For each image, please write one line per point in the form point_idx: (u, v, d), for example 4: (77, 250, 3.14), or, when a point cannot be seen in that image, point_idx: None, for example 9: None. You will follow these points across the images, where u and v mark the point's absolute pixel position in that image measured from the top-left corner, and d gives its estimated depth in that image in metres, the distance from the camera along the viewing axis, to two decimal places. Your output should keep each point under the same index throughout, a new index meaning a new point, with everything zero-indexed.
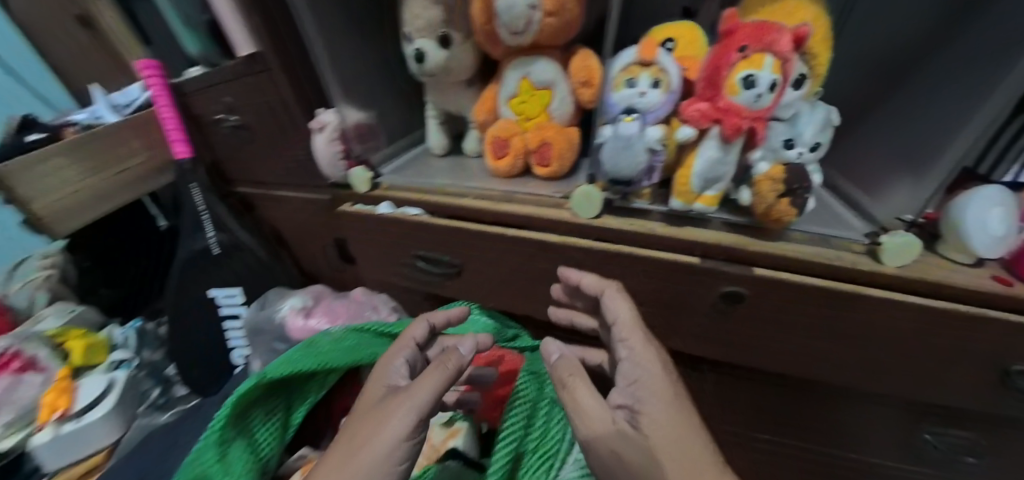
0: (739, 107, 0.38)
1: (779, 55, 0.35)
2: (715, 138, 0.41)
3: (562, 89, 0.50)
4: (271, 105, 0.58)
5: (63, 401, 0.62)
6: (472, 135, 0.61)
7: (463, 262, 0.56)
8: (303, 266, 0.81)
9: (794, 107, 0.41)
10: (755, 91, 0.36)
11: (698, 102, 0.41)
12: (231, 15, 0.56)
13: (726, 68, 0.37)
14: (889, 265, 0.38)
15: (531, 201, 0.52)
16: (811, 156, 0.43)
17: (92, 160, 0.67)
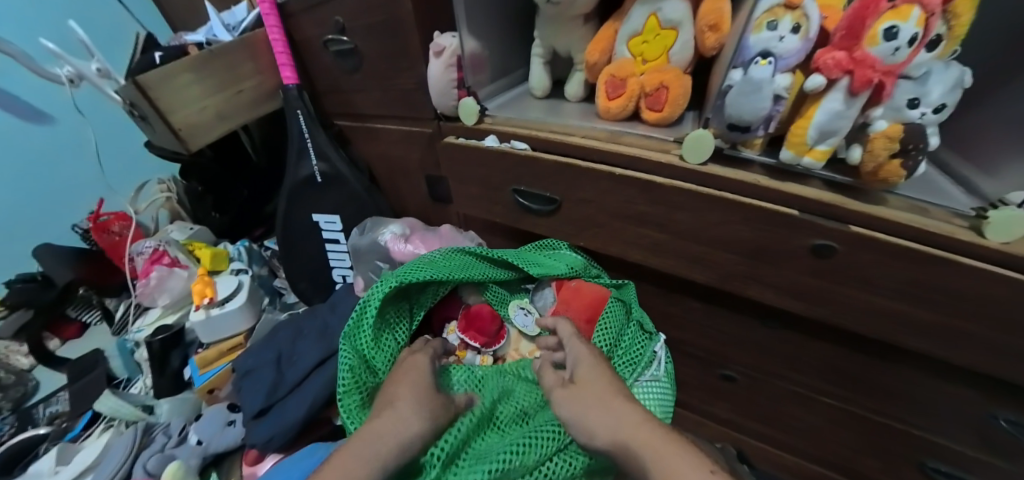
0: (872, 58, 0.38)
1: (929, 8, 0.35)
2: (841, 90, 0.42)
3: (687, 30, 0.52)
4: (388, 33, 0.62)
5: (209, 290, 0.78)
6: (575, 78, 0.64)
7: (560, 198, 0.61)
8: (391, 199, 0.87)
9: (925, 66, 0.39)
10: (893, 45, 0.37)
11: (833, 51, 0.41)
12: None
13: (872, 16, 0.37)
14: (991, 240, 0.35)
15: (639, 144, 0.55)
16: (931, 119, 0.40)
17: (214, 75, 0.72)
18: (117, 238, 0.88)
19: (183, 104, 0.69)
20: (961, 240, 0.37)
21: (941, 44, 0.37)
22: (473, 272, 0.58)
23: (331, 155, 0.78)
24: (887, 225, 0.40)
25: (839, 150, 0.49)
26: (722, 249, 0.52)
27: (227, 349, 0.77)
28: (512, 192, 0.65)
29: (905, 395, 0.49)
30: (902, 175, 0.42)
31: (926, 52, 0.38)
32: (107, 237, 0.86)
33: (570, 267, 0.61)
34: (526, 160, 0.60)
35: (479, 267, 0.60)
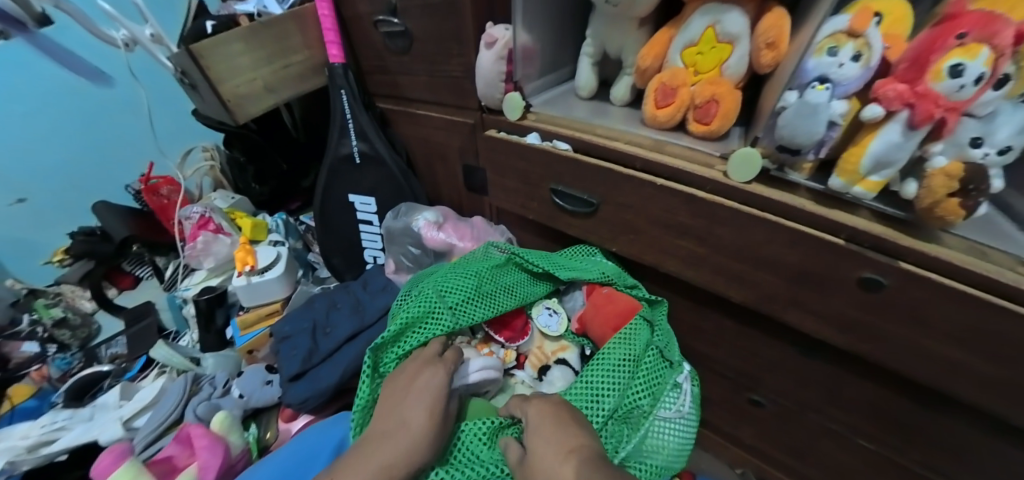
0: (937, 93, 0.37)
1: (999, 49, 0.34)
2: (900, 121, 0.41)
3: (744, 45, 0.51)
4: (441, 22, 0.62)
5: (251, 259, 0.82)
6: (623, 82, 0.63)
7: (600, 202, 0.61)
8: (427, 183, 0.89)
9: (994, 104, 0.37)
10: (958, 82, 0.36)
11: (895, 83, 0.40)
12: None
13: (938, 52, 0.37)
14: None
15: (686, 156, 0.55)
16: (996, 159, 0.38)
17: (265, 46, 0.73)
18: (165, 201, 0.93)
19: (231, 74, 0.71)
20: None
21: (1010, 83, 0.36)
22: (511, 294, 0.63)
23: (371, 136, 0.80)
24: (938, 264, 0.40)
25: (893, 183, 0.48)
26: (765, 270, 0.53)
27: (266, 315, 0.81)
28: (551, 191, 0.66)
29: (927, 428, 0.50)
30: (961, 215, 0.40)
31: (993, 91, 0.36)
32: (156, 199, 0.92)
33: (603, 273, 0.62)
34: (569, 161, 0.60)
35: (513, 285, 0.64)
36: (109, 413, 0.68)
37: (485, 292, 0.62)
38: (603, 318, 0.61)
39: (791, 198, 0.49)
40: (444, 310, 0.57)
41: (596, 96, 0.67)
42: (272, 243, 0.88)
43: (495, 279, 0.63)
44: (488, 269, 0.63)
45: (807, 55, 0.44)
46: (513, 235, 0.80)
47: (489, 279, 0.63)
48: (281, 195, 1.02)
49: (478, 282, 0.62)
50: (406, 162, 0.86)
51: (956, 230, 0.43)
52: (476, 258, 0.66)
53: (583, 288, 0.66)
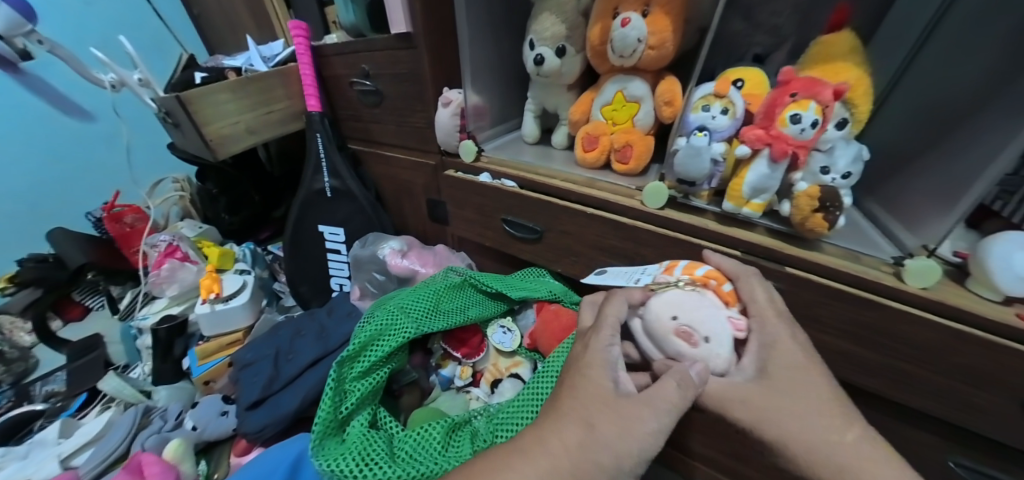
0: (787, 136, 0.48)
1: (822, 102, 0.46)
2: (765, 158, 0.51)
3: (647, 104, 0.65)
4: (408, 80, 0.74)
5: (217, 287, 0.85)
6: (561, 132, 0.77)
7: (545, 229, 0.71)
8: (394, 217, 0.98)
9: (831, 141, 0.50)
10: (799, 126, 0.47)
11: (755, 129, 0.51)
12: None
13: (780, 106, 0.48)
14: (913, 285, 0.45)
15: (611, 190, 0.67)
16: (842, 183, 0.50)
17: (251, 97, 0.82)
18: (127, 229, 0.95)
19: (216, 118, 0.78)
20: (888, 285, 0.46)
21: (847, 125, 0.49)
22: (472, 311, 0.69)
23: (343, 173, 0.90)
24: (814, 267, 0.51)
25: (773, 204, 0.58)
26: None
27: (226, 344, 0.83)
28: (502, 221, 0.76)
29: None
30: (826, 227, 0.50)
31: (838, 130, 0.49)
32: (118, 227, 0.94)
33: (552, 292, 0.70)
34: (516, 195, 0.71)
35: (469, 303, 0.70)
36: (48, 450, 0.66)
37: (444, 312, 0.67)
38: (549, 332, 0.66)
39: (695, 219, 0.59)
40: (407, 322, 0.62)
41: (540, 141, 0.81)
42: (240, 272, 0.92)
43: (451, 299, 0.69)
44: (443, 289, 0.69)
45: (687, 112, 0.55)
46: (472, 262, 0.88)
47: (444, 299, 0.69)
48: (251, 225, 1.08)
49: (435, 301, 0.68)
50: (375, 196, 0.95)
51: (832, 240, 0.53)
52: (433, 280, 0.72)
53: (534, 306, 0.72)
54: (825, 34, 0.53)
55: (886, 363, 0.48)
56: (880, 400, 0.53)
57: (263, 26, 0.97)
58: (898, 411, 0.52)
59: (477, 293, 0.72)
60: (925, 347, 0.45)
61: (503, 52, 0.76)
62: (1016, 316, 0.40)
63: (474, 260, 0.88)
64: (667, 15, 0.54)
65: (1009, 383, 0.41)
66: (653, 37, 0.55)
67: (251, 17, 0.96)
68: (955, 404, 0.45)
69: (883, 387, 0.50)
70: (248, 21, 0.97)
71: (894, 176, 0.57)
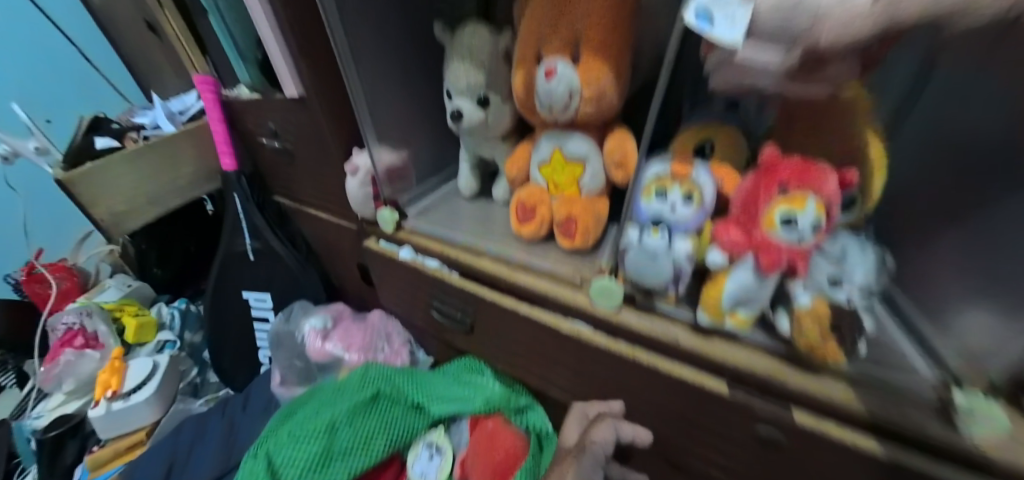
0: (778, 244, 0.32)
1: (824, 198, 0.30)
2: (747, 267, 0.34)
3: (594, 164, 0.49)
4: (311, 140, 0.62)
5: (115, 381, 0.73)
6: (502, 185, 0.64)
7: (474, 324, 0.56)
8: (331, 276, 0.88)
9: (842, 242, 0.34)
10: (795, 232, 0.31)
11: (731, 226, 0.35)
12: (275, 47, 0.51)
13: (763, 201, 0.32)
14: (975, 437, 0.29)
15: (548, 278, 0.50)
16: (864, 301, 0.34)
17: (149, 166, 0.71)
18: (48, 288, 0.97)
19: (108, 195, 0.67)
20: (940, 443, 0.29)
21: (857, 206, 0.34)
22: (378, 440, 0.56)
23: (265, 234, 0.81)
24: (831, 412, 0.33)
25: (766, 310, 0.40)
26: (637, 408, 0.46)
27: (126, 448, 0.72)
28: (430, 303, 0.60)
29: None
30: (842, 357, 0.34)
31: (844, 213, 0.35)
32: (38, 287, 0.96)
33: (488, 404, 0.56)
34: (437, 280, 0.57)
35: (380, 421, 0.57)
36: None
37: (339, 448, 0.55)
38: (481, 463, 0.53)
39: (658, 325, 0.42)
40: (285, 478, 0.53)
41: (480, 195, 0.68)
42: (154, 348, 0.88)
43: (356, 424, 0.56)
44: (345, 415, 0.56)
45: (638, 199, 0.38)
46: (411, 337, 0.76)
47: (343, 427, 0.56)
48: (184, 278, 1.09)
49: (332, 435, 0.55)
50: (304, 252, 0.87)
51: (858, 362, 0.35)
52: (341, 391, 0.60)
53: (468, 420, 0.58)
54: None
55: None
56: None
57: (181, 73, 0.86)
58: None
59: (393, 405, 0.58)
60: None
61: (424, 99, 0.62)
62: None
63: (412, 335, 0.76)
64: (604, 63, 0.39)
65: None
66: (588, 88, 0.40)
67: (169, 64, 0.86)
68: None
69: None
70: (169, 69, 0.87)
71: None
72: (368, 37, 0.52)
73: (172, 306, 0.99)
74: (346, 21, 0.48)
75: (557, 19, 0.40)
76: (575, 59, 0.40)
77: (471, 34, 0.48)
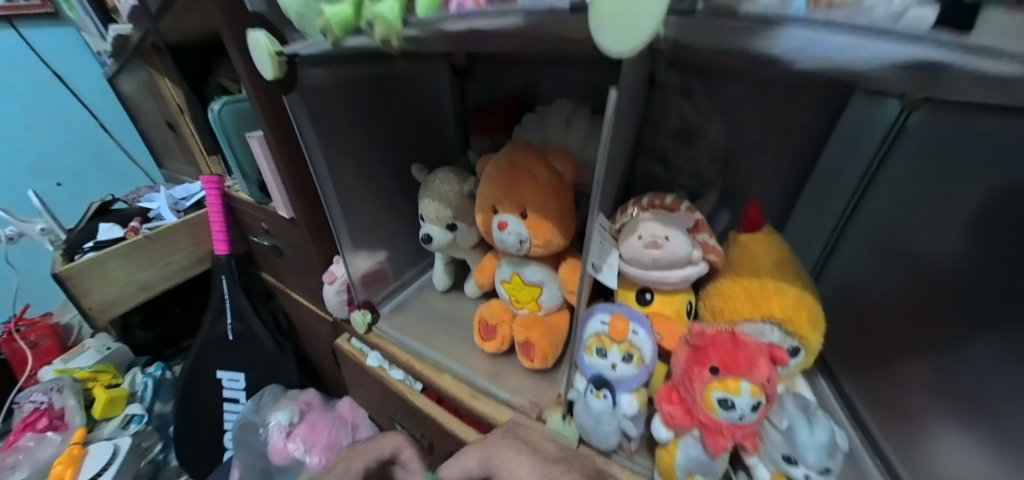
0: (719, 424, 0.33)
1: (757, 383, 0.31)
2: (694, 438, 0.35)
3: (551, 288, 0.51)
4: (296, 245, 0.65)
5: (70, 472, 0.72)
6: (472, 284, 0.65)
7: (434, 442, 0.56)
8: (309, 354, 0.89)
9: (788, 415, 0.35)
10: (734, 413, 0.32)
11: (672, 398, 0.35)
12: (274, 181, 0.56)
13: (699, 383, 0.33)
14: None
15: (507, 407, 0.51)
16: None
17: (142, 258, 0.74)
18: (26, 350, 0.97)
19: (97, 285, 0.70)
20: None
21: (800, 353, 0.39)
22: None
23: (248, 317, 0.82)
24: None
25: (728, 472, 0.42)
26: None
27: None
28: (392, 415, 0.62)
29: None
30: None
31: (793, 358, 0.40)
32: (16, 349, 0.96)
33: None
34: (399, 393, 0.58)
35: None
36: None
37: None
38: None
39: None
40: None
41: (454, 288, 0.71)
42: (119, 425, 0.86)
43: None
44: None
45: (580, 352, 0.40)
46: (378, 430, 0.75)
47: None
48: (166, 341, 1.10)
49: None
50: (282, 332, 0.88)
51: None
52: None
53: None
54: (741, 231, 0.43)
55: None
56: None
57: (187, 157, 0.93)
58: None
59: None
60: None
61: (401, 209, 0.67)
62: None
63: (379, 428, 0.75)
64: (549, 220, 0.43)
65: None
66: (536, 238, 0.44)
67: (177, 149, 0.93)
68: None
69: None
70: (178, 152, 0.94)
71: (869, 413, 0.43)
72: (351, 169, 0.57)
73: (146, 373, 0.97)
74: (331, 162, 0.53)
75: (508, 179, 0.44)
76: (523, 214, 0.44)
77: (442, 176, 0.53)
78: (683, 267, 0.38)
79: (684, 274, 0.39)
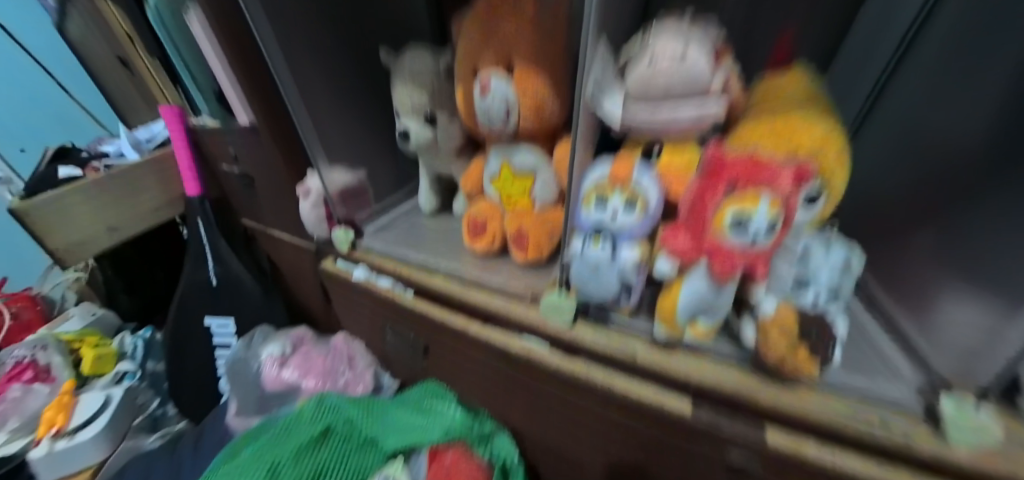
0: (729, 248, 0.30)
1: (780, 195, 0.28)
2: (701, 274, 0.33)
3: (544, 175, 0.47)
4: (265, 162, 0.61)
5: (61, 417, 0.70)
6: (462, 200, 0.63)
7: (430, 344, 0.54)
8: (294, 302, 0.83)
9: (804, 241, 0.34)
10: (749, 234, 0.29)
11: (680, 232, 0.33)
12: (229, 78, 0.53)
13: (713, 205, 0.30)
14: (957, 447, 0.28)
15: (501, 294, 0.49)
16: (832, 304, 0.33)
17: (108, 195, 0.70)
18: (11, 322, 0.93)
19: (62, 224, 0.66)
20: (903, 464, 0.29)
21: (819, 202, 0.32)
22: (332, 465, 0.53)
23: (229, 259, 0.78)
24: (808, 430, 0.32)
25: (730, 317, 0.40)
26: (593, 433, 0.44)
27: None
28: (383, 326, 0.59)
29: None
30: (816, 370, 0.32)
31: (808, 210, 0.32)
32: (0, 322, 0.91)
33: (448, 434, 0.54)
34: (389, 300, 0.55)
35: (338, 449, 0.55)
36: None
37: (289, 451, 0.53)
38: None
39: (612, 340, 0.41)
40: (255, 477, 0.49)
41: (441, 210, 0.67)
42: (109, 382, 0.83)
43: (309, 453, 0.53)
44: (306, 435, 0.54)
45: (578, 206, 0.36)
46: (375, 359, 0.72)
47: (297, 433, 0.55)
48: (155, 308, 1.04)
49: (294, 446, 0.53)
50: (270, 278, 0.84)
51: (824, 380, 0.34)
52: (301, 425, 0.56)
53: (426, 453, 0.53)
54: (771, 76, 0.40)
55: None
56: None
57: (148, 100, 0.87)
58: None
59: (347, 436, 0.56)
60: None
61: (375, 115, 0.63)
62: None
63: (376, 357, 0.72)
64: (537, 75, 0.40)
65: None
66: (525, 99, 0.40)
67: (136, 91, 0.87)
68: None
69: None
70: (137, 97, 0.89)
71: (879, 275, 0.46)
72: (309, 55, 0.52)
73: (135, 335, 0.93)
74: (286, 41, 0.49)
75: (489, 32, 0.40)
76: (509, 71, 0.40)
77: (414, 55, 0.49)
78: (698, 99, 0.32)
79: (700, 107, 0.33)
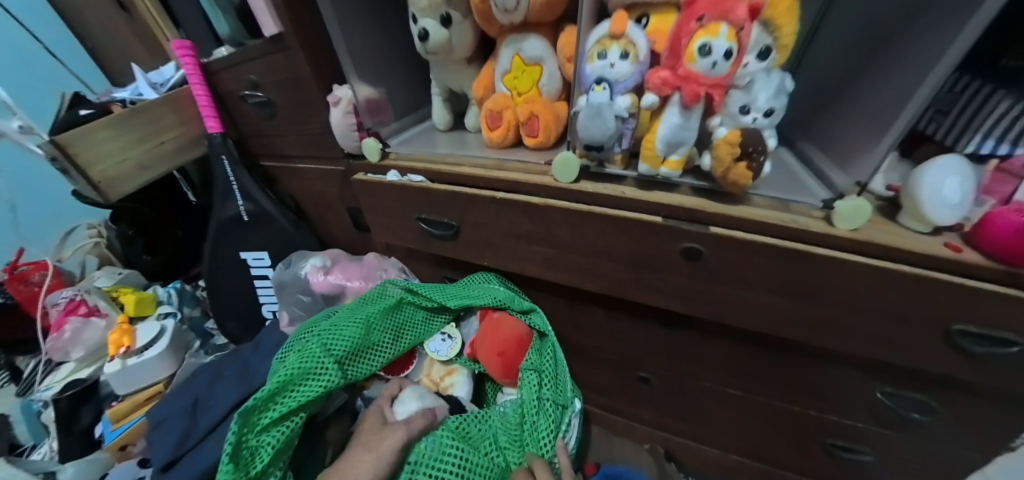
0: (696, 74, 0.41)
1: (734, 25, 0.38)
2: (676, 105, 0.45)
3: (550, 64, 0.58)
4: (293, 83, 0.67)
5: (127, 340, 0.80)
6: (473, 113, 0.70)
7: (462, 224, 0.64)
8: (326, 233, 0.93)
9: (751, 74, 0.42)
10: (710, 60, 0.40)
11: (661, 71, 0.44)
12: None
13: (686, 39, 0.41)
14: (842, 228, 0.42)
15: (521, 169, 0.59)
16: (765, 121, 0.44)
17: (136, 131, 0.75)
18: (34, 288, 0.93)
19: (100, 157, 0.71)
20: (819, 230, 0.43)
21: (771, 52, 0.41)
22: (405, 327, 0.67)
23: (255, 194, 0.84)
24: (739, 224, 0.46)
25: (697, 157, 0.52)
26: (605, 259, 0.56)
27: (143, 400, 0.79)
28: (416, 220, 0.68)
29: (763, 369, 0.59)
30: (750, 177, 0.44)
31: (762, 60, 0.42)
32: (24, 287, 0.92)
33: (496, 298, 0.65)
34: (421, 191, 0.63)
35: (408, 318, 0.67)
36: None
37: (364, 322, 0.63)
38: (489, 342, 0.64)
39: (609, 188, 0.53)
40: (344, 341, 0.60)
41: (453, 128, 0.74)
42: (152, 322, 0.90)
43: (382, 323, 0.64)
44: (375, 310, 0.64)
45: (583, 62, 0.48)
46: (405, 266, 0.81)
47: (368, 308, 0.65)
48: (176, 264, 1.09)
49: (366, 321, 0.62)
50: (295, 212, 0.90)
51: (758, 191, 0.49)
52: (368, 303, 0.66)
53: (478, 313, 0.69)
54: None
55: (816, 312, 0.46)
56: (845, 336, 0.46)
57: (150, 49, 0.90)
58: (863, 340, 0.46)
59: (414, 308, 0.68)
60: (855, 289, 0.43)
61: (388, 27, 0.69)
62: (945, 246, 0.39)
63: (406, 265, 0.82)
64: None
65: (939, 316, 0.41)
66: None
67: (137, 41, 0.90)
68: (903, 304, 0.41)
69: (826, 337, 0.48)
70: (137, 48, 0.91)
71: (822, 109, 0.58)
72: None
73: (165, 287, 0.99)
74: None
75: None
76: None
77: None
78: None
79: None
